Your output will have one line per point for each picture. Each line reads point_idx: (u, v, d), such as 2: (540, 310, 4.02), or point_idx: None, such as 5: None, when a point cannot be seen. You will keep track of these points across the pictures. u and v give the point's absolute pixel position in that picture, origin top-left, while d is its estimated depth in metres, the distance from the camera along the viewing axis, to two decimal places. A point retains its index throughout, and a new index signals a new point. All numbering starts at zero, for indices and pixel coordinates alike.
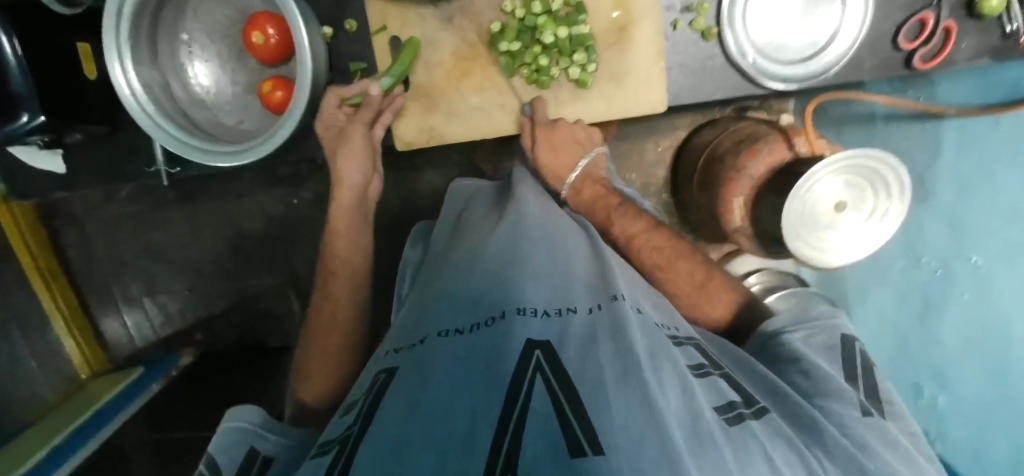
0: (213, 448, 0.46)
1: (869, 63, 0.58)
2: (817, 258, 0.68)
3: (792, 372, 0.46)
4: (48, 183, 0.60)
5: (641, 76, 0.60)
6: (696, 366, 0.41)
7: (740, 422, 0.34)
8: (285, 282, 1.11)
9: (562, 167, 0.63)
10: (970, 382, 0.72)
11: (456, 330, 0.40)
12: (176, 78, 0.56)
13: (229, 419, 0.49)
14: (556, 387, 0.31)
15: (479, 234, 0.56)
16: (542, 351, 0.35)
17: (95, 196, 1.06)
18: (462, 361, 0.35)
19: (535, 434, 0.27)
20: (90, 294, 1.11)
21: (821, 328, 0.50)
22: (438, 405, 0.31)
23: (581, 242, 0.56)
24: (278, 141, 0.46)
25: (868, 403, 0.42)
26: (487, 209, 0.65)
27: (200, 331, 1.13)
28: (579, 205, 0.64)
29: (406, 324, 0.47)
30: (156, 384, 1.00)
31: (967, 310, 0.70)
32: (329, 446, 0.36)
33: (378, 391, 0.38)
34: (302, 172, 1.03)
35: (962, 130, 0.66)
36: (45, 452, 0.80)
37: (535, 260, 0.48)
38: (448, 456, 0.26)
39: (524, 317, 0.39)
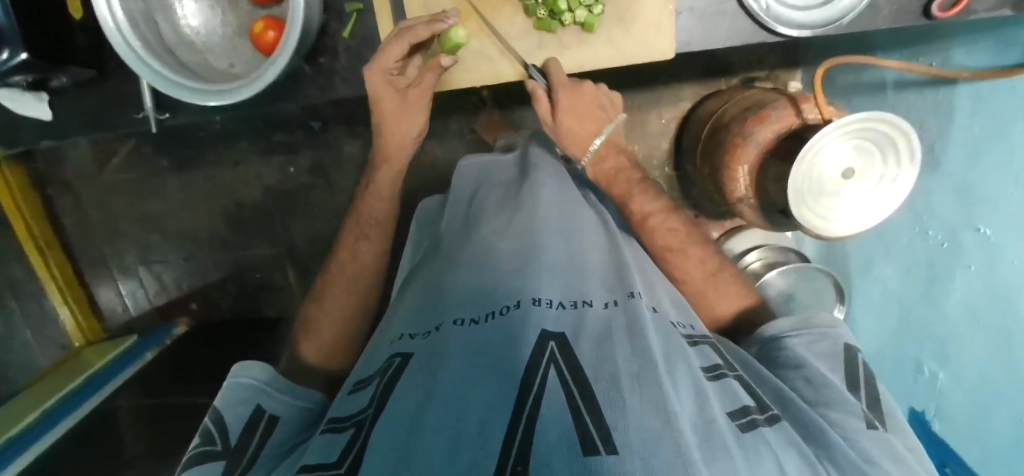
0: (220, 403, 0.45)
1: (886, 11, 0.48)
2: (820, 226, 0.66)
3: (793, 379, 0.43)
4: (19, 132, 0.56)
5: (648, 22, 0.50)
6: (709, 367, 0.39)
7: (754, 428, 0.33)
8: (281, 253, 1.09)
9: (587, 133, 0.56)
10: (969, 365, 0.67)
11: (471, 319, 0.40)
12: (164, 16, 0.50)
13: (234, 374, 0.48)
14: (570, 382, 0.32)
15: (489, 225, 0.54)
16: (556, 343, 0.35)
17: (89, 162, 1.05)
18: (477, 350, 0.35)
19: (553, 427, 0.28)
20: (84, 262, 1.10)
21: (823, 335, 0.47)
22: (453, 396, 0.31)
23: (599, 239, 0.54)
24: (270, 76, 0.43)
25: (872, 416, 0.40)
26: (503, 189, 0.61)
27: (195, 300, 1.12)
28: (601, 174, 0.58)
29: (418, 312, 0.46)
30: (147, 353, 1.01)
31: (977, 283, 0.65)
32: (345, 424, 0.37)
33: (394, 373, 0.38)
34: (299, 140, 1.02)
35: (976, 93, 0.61)
36: (37, 414, 0.82)
37: (550, 251, 0.48)
38: (462, 443, 0.27)
39: (540, 307, 0.40)
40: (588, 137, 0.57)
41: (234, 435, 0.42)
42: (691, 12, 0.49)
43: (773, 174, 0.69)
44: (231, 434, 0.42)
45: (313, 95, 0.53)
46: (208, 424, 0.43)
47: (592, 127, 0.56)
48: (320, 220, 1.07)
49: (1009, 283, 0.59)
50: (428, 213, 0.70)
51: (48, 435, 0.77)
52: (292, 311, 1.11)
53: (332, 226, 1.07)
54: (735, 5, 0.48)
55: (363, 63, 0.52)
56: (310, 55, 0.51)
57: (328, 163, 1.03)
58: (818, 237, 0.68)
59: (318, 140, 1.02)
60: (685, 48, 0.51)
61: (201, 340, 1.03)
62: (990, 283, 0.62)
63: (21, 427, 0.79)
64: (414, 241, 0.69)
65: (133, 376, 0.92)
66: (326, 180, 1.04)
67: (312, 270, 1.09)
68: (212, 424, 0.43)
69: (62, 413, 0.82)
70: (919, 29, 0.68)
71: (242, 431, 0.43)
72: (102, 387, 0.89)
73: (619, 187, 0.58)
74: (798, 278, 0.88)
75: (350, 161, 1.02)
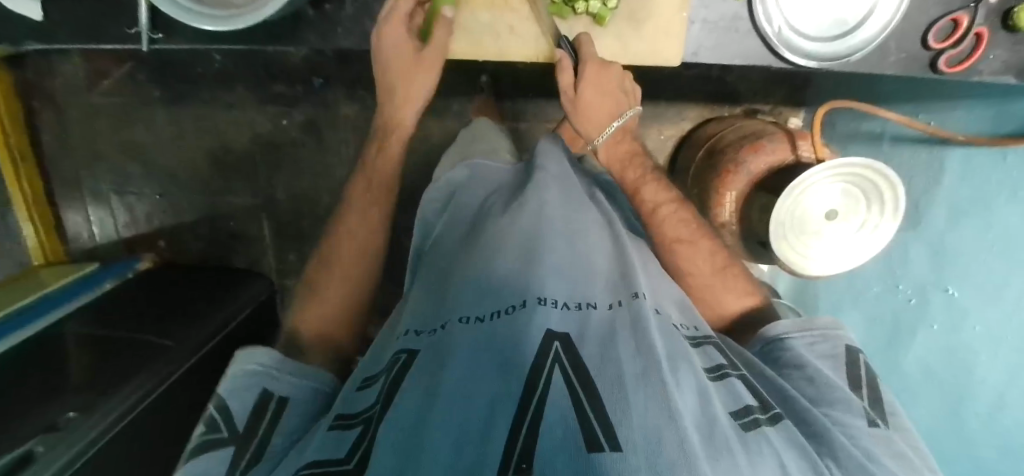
0: (223, 389, 0.43)
1: (894, 56, 0.49)
2: (796, 265, 0.67)
3: (795, 378, 0.44)
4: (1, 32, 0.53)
5: (661, 24, 0.49)
6: (712, 367, 0.40)
7: (756, 427, 0.33)
8: (259, 206, 1.07)
9: (603, 114, 0.54)
10: (923, 411, 0.72)
11: (476, 317, 0.40)
12: None
13: (238, 361, 0.45)
14: (573, 381, 0.31)
15: (498, 222, 0.52)
16: (560, 343, 0.35)
17: (81, 79, 1.01)
18: (483, 350, 0.35)
19: (555, 424, 0.28)
20: (58, 181, 1.07)
21: (825, 336, 0.48)
22: (460, 392, 0.32)
23: (603, 234, 0.53)
24: (268, 13, 0.42)
25: (873, 412, 0.41)
26: (508, 197, 0.57)
27: (164, 239, 1.10)
28: (611, 161, 0.57)
29: (427, 305, 0.47)
30: (108, 283, 0.96)
31: (937, 341, 0.68)
32: (352, 422, 0.37)
33: (400, 369, 0.39)
34: (296, 93, 1.00)
35: (966, 158, 0.62)
36: None
37: (557, 249, 0.46)
38: (465, 446, 0.28)
39: (545, 307, 0.39)
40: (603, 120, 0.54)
41: (240, 420, 0.41)
42: (704, 23, 0.49)
43: (760, 206, 0.70)
44: (237, 419, 0.41)
45: (313, 41, 0.51)
46: (211, 409, 0.42)
47: (610, 109, 0.54)
48: (305, 177, 1.05)
49: (975, 348, 0.62)
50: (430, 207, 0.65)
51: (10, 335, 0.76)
52: (262, 264, 1.10)
53: (318, 186, 1.05)
54: (749, 24, 0.48)
55: (370, 17, 0.51)
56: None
57: (323, 122, 1.01)
58: (792, 274, 0.69)
59: (316, 96, 0.99)
60: (692, 58, 0.50)
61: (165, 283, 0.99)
62: (952, 346, 0.66)
63: None
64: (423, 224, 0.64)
65: (88, 308, 0.88)
66: (319, 138, 1.02)
67: (290, 226, 1.07)
68: (217, 411, 0.41)
69: (9, 326, 0.78)
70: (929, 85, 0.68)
71: (250, 417, 0.42)
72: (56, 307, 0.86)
73: (631, 176, 0.56)
74: None
75: (346, 124, 1.01)
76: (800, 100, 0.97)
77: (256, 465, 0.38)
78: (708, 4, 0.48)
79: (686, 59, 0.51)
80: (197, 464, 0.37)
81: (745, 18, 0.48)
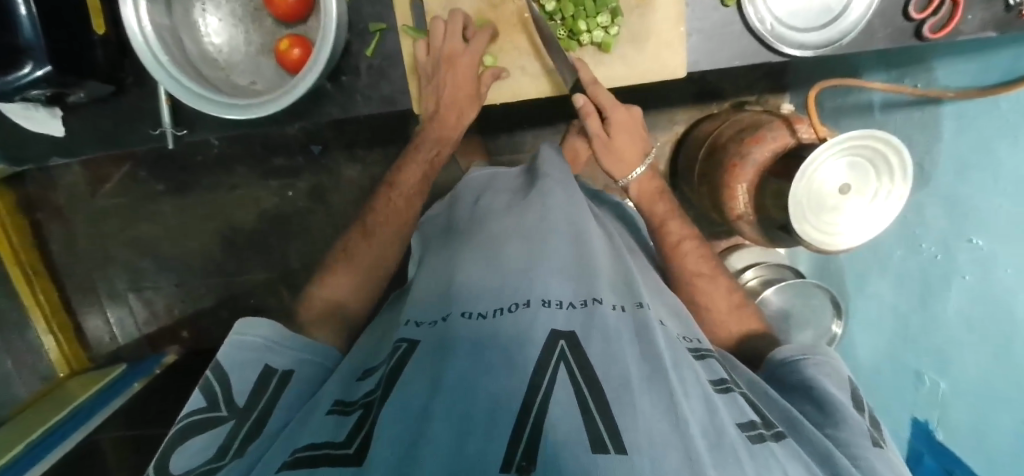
0: (223, 359, 0.41)
1: (880, 33, 0.52)
2: (821, 240, 0.64)
3: (802, 403, 0.41)
4: (24, 152, 0.54)
5: (663, 42, 0.52)
6: (716, 379, 0.36)
7: (762, 441, 0.30)
8: (276, 278, 1.06)
9: (634, 154, 0.57)
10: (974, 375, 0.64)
11: (479, 312, 0.34)
12: (189, 35, 0.50)
13: (240, 329, 0.44)
14: (581, 383, 0.27)
15: (496, 221, 0.45)
16: (567, 342, 0.30)
17: (81, 186, 1.03)
18: (487, 343, 0.30)
19: (561, 425, 0.24)
20: (73, 289, 1.07)
21: (830, 361, 0.44)
22: (463, 386, 0.27)
23: (604, 244, 0.45)
24: (297, 94, 0.44)
25: (877, 434, 0.37)
26: (510, 194, 0.52)
27: (187, 328, 1.09)
28: (644, 192, 0.58)
29: (431, 295, 0.40)
30: (136, 384, 0.95)
31: (970, 293, 0.63)
32: (350, 409, 0.32)
33: (399, 360, 0.33)
34: (297, 164, 1.01)
35: (961, 113, 0.63)
36: (38, 435, 0.79)
37: (559, 249, 0.39)
38: (468, 437, 0.23)
39: (550, 308, 0.33)
40: (632, 162, 0.57)
41: (239, 396, 0.39)
42: (700, 33, 0.52)
43: (771, 191, 0.70)
44: (236, 395, 0.39)
45: (334, 113, 0.54)
46: (211, 377, 0.40)
47: (637, 151, 0.57)
48: (316, 244, 1.04)
49: (1011, 293, 0.56)
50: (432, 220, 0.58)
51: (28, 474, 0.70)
52: None
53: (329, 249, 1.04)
54: (741, 26, 0.51)
55: (385, 82, 0.54)
56: (333, 74, 0.53)
57: (328, 186, 1.02)
58: (818, 251, 0.66)
59: (317, 163, 1.01)
60: (694, 67, 0.53)
61: (192, 370, 0.99)
62: (987, 293, 0.60)
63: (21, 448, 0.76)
64: (422, 233, 0.58)
65: (121, 410, 0.86)
66: (324, 203, 1.02)
67: None
68: (215, 382, 0.40)
69: (44, 447, 0.76)
70: (911, 52, 0.71)
71: (253, 390, 0.40)
72: (95, 414, 0.85)
73: (659, 211, 0.58)
74: (794, 293, 0.84)
75: (351, 185, 1.01)
76: (785, 85, 0.99)
77: (240, 456, 0.34)
78: (701, 15, 0.51)
79: (688, 68, 0.53)
80: (199, 443, 0.35)
81: (738, 22, 0.51)
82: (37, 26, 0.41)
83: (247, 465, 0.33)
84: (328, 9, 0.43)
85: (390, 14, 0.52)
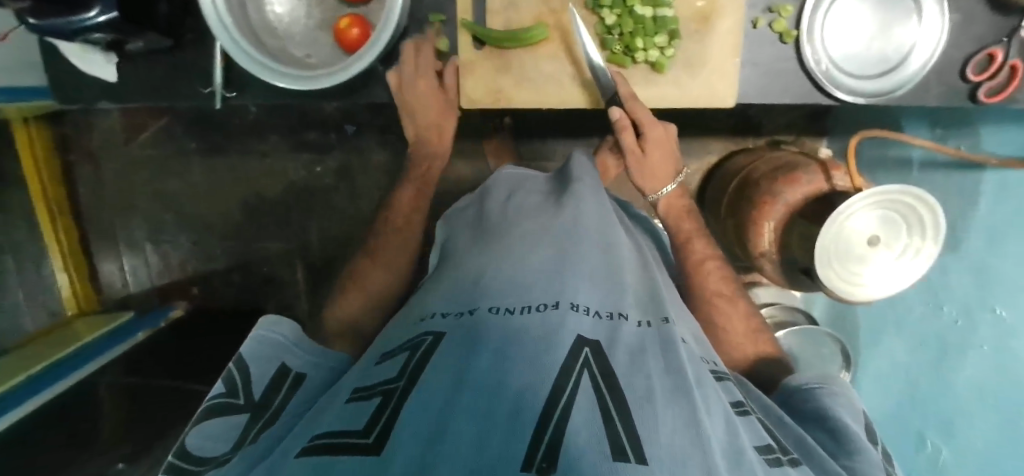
0: (245, 351, 0.43)
1: (935, 90, 0.52)
2: (847, 291, 0.63)
3: (816, 430, 0.40)
4: (76, 92, 0.56)
5: (716, 70, 0.52)
6: (735, 402, 0.36)
7: (779, 465, 0.29)
8: (292, 250, 1.07)
9: (665, 174, 0.56)
10: (983, 436, 0.63)
11: (507, 309, 0.34)
12: (253, 0, 0.51)
13: (261, 326, 0.45)
14: (603, 390, 0.27)
15: (527, 221, 0.45)
16: (591, 349, 0.30)
17: (117, 134, 1.05)
18: (514, 341, 0.30)
19: (583, 429, 0.24)
20: (93, 232, 1.09)
21: (845, 393, 0.44)
22: (488, 382, 0.27)
23: (633, 257, 0.45)
24: (354, 72, 0.44)
25: (890, 469, 0.37)
26: (543, 196, 0.52)
27: (198, 286, 1.10)
28: (671, 208, 0.58)
29: (456, 288, 0.40)
30: (142, 334, 0.96)
31: (989, 363, 0.62)
32: (371, 394, 0.32)
33: (425, 353, 0.33)
34: (330, 141, 1.02)
35: (1001, 182, 0.61)
36: (41, 369, 0.80)
37: (590, 256, 0.39)
38: (490, 435, 0.23)
39: (578, 313, 0.33)
40: (663, 180, 0.57)
41: (256, 390, 0.40)
42: (754, 66, 0.52)
43: (798, 233, 0.70)
44: (254, 388, 0.41)
45: (382, 95, 0.55)
46: (233, 370, 0.42)
47: (668, 171, 0.56)
48: (337, 222, 1.05)
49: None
50: (457, 217, 0.58)
51: (12, 410, 0.68)
52: (295, 309, 1.08)
53: (348, 228, 1.05)
54: (795, 65, 0.51)
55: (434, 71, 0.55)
56: (386, 58, 0.54)
57: (356, 167, 1.03)
58: (842, 301, 0.65)
59: (349, 143, 1.02)
60: (742, 99, 0.53)
61: (198, 327, 1.00)
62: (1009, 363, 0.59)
63: (21, 380, 0.77)
64: (448, 223, 0.59)
65: (123, 356, 0.87)
66: (350, 184, 1.03)
67: (323, 270, 1.06)
68: (236, 372, 0.42)
69: (48, 381, 0.77)
70: (957, 114, 0.70)
71: (267, 386, 0.41)
72: (99, 357, 0.86)
73: (685, 228, 0.58)
74: (805, 339, 0.82)
75: (379, 168, 1.02)
76: (824, 130, 0.99)
77: (267, 430, 0.35)
78: (757, 48, 0.51)
79: (737, 100, 0.53)
80: (212, 428, 0.37)
81: (793, 60, 0.51)
82: None
83: (257, 455, 0.32)
84: None
85: (451, 6, 0.53)
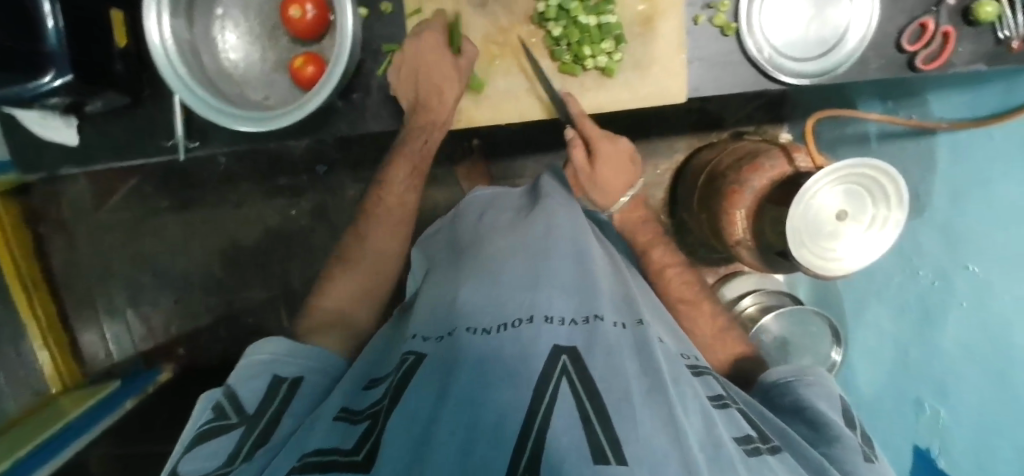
0: (231, 382, 0.40)
1: (875, 64, 0.54)
2: (823, 266, 0.64)
3: (796, 423, 0.40)
4: (36, 161, 0.55)
5: (664, 68, 0.54)
6: (714, 395, 0.36)
7: (758, 455, 0.29)
8: (275, 297, 1.06)
9: (619, 186, 0.57)
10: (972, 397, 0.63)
11: (484, 328, 0.33)
12: (207, 50, 0.52)
13: (251, 352, 0.43)
14: (583, 395, 0.26)
15: (498, 239, 0.45)
16: (569, 357, 0.29)
17: (87, 200, 1.04)
18: (492, 358, 0.30)
19: (563, 436, 0.24)
20: (71, 304, 1.07)
21: (819, 382, 0.44)
22: (468, 396, 0.26)
23: (606, 263, 0.45)
24: (311, 107, 0.45)
25: (869, 450, 0.37)
26: (513, 214, 0.53)
27: (183, 346, 1.07)
28: (628, 222, 0.59)
29: (433, 310, 0.40)
30: (129, 402, 0.93)
31: (971, 322, 0.62)
32: (358, 418, 0.31)
33: (406, 372, 0.32)
34: (302, 183, 1.02)
35: (954, 145, 0.64)
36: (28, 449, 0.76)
37: (561, 268, 0.39)
38: (474, 446, 0.23)
39: (552, 325, 0.32)
40: (617, 192, 0.57)
41: (248, 405, 0.38)
42: (701, 61, 0.54)
43: (769, 218, 0.71)
44: (245, 404, 0.38)
45: (344, 129, 0.55)
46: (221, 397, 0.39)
47: (623, 182, 0.56)
48: (318, 263, 1.04)
49: (1008, 322, 0.57)
50: (432, 244, 0.58)
51: None
52: None
53: None
54: (740, 56, 0.53)
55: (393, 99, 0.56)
56: (344, 92, 0.55)
57: (332, 205, 1.03)
58: (820, 277, 0.65)
59: (321, 183, 1.02)
60: (695, 93, 0.55)
61: (187, 388, 0.97)
62: (985, 320, 0.60)
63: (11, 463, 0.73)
64: (423, 248, 0.59)
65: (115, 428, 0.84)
66: (328, 222, 1.03)
67: None
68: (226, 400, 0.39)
69: (35, 463, 0.73)
70: (903, 86, 0.73)
71: (262, 400, 0.39)
72: (85, 433, 0.82)
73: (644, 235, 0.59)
74: (792, 321, 0.83)
75: (354, 204, 1.02)
76: (781, 117, 1.02)
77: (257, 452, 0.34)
78: (702, 44, 0.53)
79: (689, 94, 0.55)
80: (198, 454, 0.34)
81: (737, 52, 0.53)
82: (63, 37, 0.42)
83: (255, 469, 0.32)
84: (343, 29, 0.45)
85: (403, 35, 0.54)
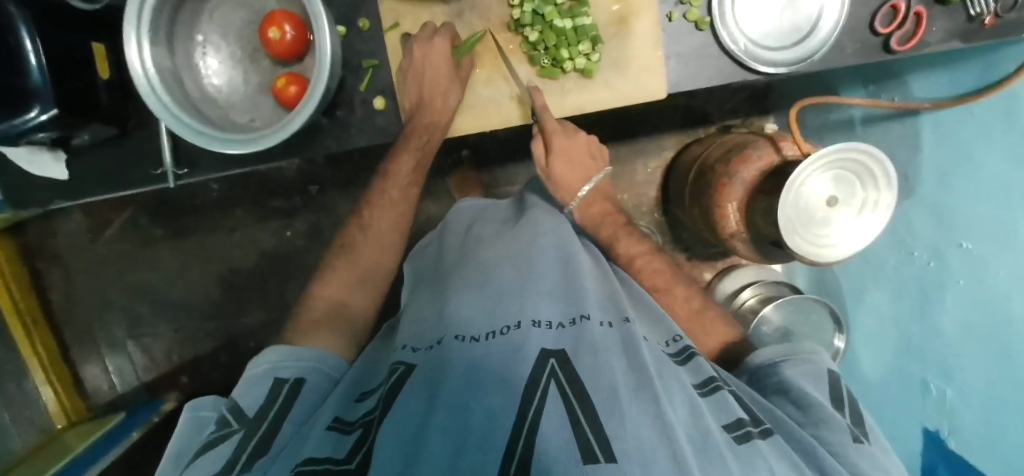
0: (236, 395, 0.40)
1: (851, 49, 0.55)
2: (816, 253, 0.64)
3: (780, 402, 0.40)
4: (26, 196, 0.56)
5: (642, 66, 0.54)
6: (702, 382, 0.36)
7: (748, 440, 0.29)
8: (276, 318, 1.05)
9: (576, 180, 0.59)
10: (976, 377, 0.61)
11: (473, 336, 0.33)
12: (191, 76, 0.53)
13: (252, 367, 0.43)
14: (572, 397, 0.26)
15: (485, 248, 0.46)
16: (557, 360, 0.30)
17: (82, 234, 1.04)
18: (481, 365, 0.30)
19: (553, 436, 0.24)
20: (72, 338, 1.07)
21: (808, 360, 0.43)
22: (458, 401, 0.26)
23: (591, 265, 0.46)
24: (294, 126, 0.45)
25: (857, 431, 0.37)
26: (499, 224, 0.53)
27: (186, 373, 1.07)
28: (586, 218, 0.59)
29: (422, 321, 0.40)
30: (135, 433, 0.93)
31: (967, 301, 0.61)
32: (351, 428, 0.32)
33: (396, 382, 0.33)
34: (295, 203, 1.03)
35: (939, 124, 0.64)
36: None
37: (547, 273, 0.40)
38: (463, 449, 0.23)
39: (540, 329, 0.33)
40: (574, 185, 0.58)
41: (249, 408, 0.38)
42: (678, 56, 0.54)
43: (760, 207, 0.71)
44: (247, 408, 0.38)
45: (330, 146, 0.56)
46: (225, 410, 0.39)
47: (579, 178, 0.59)
48: None
49: (1001, 299, 0.56)
50: (423, 254, 0.58)
51: None
52: None
53: None
54: (717, 49, 0.54)
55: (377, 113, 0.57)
56: (328, 109, 0.55)
57: (327, 224, 1.03)
58: (815, 264, 0.65)
59: (314, 202, 1.02)
60: (675, 88, 0.55)
61: None
62: (982, 299, 0.58)
63: None
64: (414, 258, 0.59)
65: (122, 458, 0.83)
66: (324, 241, 1.03)
67: None
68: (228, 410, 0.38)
69: None
70: (886, 69, 0.74)
71: (263, 404, 0.38)
72: (92, 465, 0.82)
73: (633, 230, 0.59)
74: (793, 309, 0.83)
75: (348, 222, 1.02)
76: (767, 107, 1.03)
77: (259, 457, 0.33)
78: (678, 39, 0.54)
79: (669, 89, 0.55)
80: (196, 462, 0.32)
81: (713, 45, 0.53)
82: (46, 73, 0.43)
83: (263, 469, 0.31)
84: (322, 46, 0.45)
85: (382, 50, 0.55)
